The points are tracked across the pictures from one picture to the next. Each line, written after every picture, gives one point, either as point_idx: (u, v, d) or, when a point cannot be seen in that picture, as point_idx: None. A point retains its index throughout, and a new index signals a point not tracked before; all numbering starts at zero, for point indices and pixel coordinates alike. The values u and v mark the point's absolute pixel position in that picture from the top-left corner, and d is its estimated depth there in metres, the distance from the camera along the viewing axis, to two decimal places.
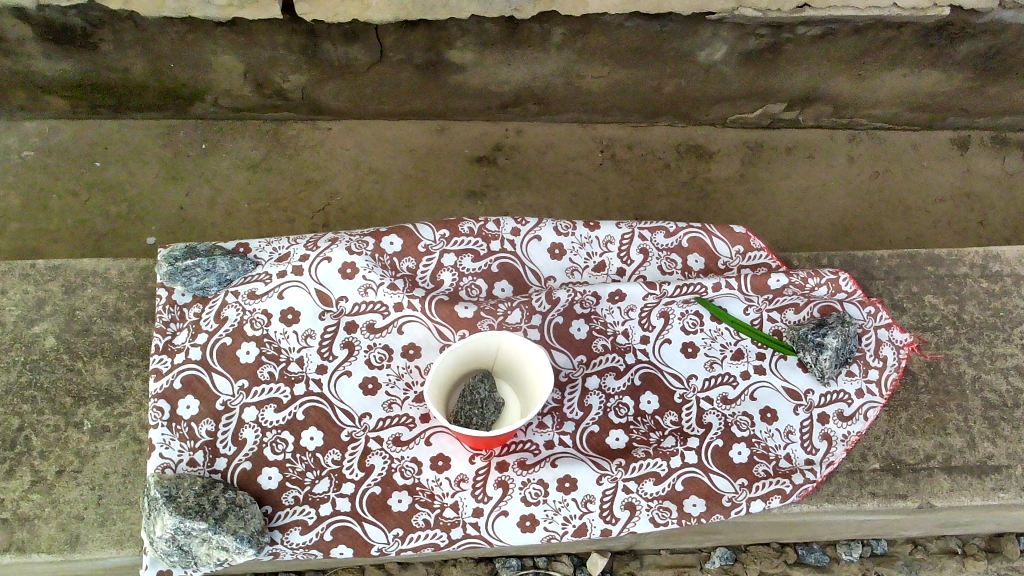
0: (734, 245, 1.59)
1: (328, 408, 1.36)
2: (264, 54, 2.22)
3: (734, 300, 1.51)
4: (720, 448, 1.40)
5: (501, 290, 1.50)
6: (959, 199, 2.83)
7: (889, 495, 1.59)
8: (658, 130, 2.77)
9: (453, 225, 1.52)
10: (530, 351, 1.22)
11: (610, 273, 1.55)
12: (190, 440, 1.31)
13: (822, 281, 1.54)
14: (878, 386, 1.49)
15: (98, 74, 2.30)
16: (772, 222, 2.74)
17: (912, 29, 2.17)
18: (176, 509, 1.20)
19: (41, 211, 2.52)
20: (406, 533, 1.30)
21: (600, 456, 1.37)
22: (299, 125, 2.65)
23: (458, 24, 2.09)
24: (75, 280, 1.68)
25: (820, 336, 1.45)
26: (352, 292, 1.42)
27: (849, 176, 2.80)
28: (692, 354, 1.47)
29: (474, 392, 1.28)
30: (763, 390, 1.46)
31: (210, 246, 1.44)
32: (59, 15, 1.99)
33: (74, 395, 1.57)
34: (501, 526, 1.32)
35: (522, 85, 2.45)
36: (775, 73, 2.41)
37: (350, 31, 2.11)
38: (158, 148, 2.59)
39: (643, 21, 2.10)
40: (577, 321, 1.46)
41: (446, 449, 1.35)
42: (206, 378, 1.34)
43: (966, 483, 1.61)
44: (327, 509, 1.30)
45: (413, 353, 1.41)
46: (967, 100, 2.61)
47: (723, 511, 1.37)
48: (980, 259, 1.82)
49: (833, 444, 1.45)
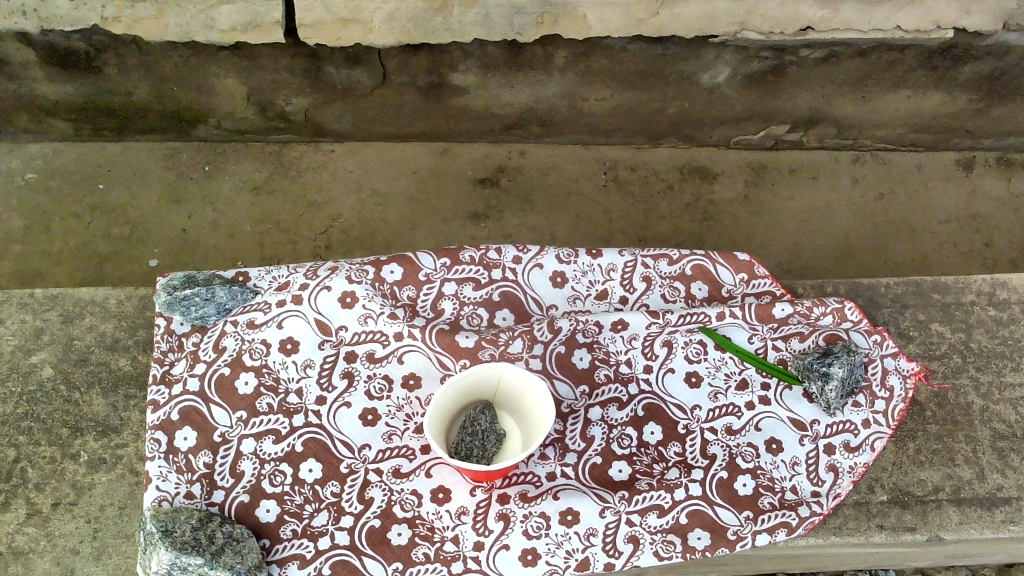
0: (738, 272, 1.58)
1: (328, 439, 1.34)
2: (267, 77, 2.23)
3: (738, 329, 1.50)
4: (725, 479, 1.38)
5: (503, 319, 1.49)
6: (963, 220, 2.82)
7: (897, 528, 1.56)
8: (661, 152, 2.77)
9: (454, 254, 1.51)
10: (530, 382, 1.20)
11: (612, 302, 1.54)
12: (188, 472, 1.30)
13: (828, 310, 1.51)
14: (884, 416, 1.47)
15: (102, 97, 2.31)
16: (775, 244, 2.73)
17: (915, 52, 2.17)
18: (172, 544, 1.17)
19: (43, 234, 2.52)
20: (406, 567, 1.28)
21: (603, 489, 1.34)
22: (301, 147, 2.65)
23: (461, 48, 2.09)
24: (73, 310, 1.67)
25: (826, 366, 1.43)
26: (351, 322, 1.41)
27: (853, 197, 2.79)
28: (696, 383, 1.46)
29: (475, 423, 1.26)
30: (768, 421, 1.44)
31: (208, 275, 1.44)
32: (63, 40, 2.00)
33: (71, 426, 1.56)
34: (502, 561, 1.29)
35: (525, 107, 2.45)
36: (778, 94, 2.41)
37: (353, 55, 2.11)
38: (161, 170, 2.60)
39: (646, 44, 2.10)
40: (579, 350, 1.45)
41: (446, 481, 1.33)
42: (204, 409, 1.33)
43: (976, 516, 1.59)
44: (325, 542, 1.28)
45: (413, 383, 1.40)
46: (971, 121, 2.61)
47: (728, 545, 1.33)
48: (987, 286, 1.81)
49: (839, 476, 1.43)
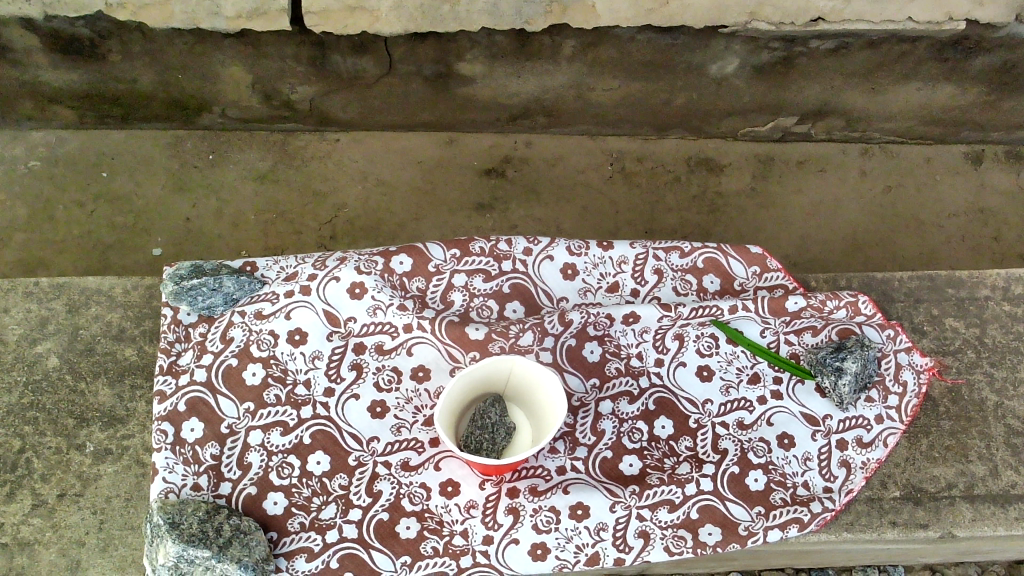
0: (751, 265, 1.56)
1: (336, 432, 1.33)
2: (272, 66, 2.20)
3: (750, 322, 1.48)
4: (736, 475, 1.36)
5: (513, 311, 1.47)
6: (973, 214, 2.79)
7: (910, 525, 1.55)
8: (670, 143, 2.74)
9: (464, 245, 1.49)
10: (542, 376, 1.18)
11: (623, 294, 1.52)
12: (195, 464, 1.28)
13: (841, 303, 1.50)
14: (898, 412, 1.45)
15: (106, 85, 2.29)
16: (784, 239, 2.71)
17: (927, 44, 2.13)
18: (180, 536, 1.17)
19: (47, 223, 2.51)
20: (414, 561, 1.26)
21: (613, 483, 1.33)
22: (307, 136, 2.63)
23: (468, 36, 2.06)
24: (78, 299, 1.65)
25: (839, 360, 1.41)
26: (360, 313, 1.39)
27: (862, 190, 2.77)
28: (707, 377, 1.44)
29: (485, 416, 1.25)
30: (780, 415, 1.43)
31: (216, 265, 1.43)
32: (67, 26, 1.97)
33: (76, 417, 1.55)
34: (511, 555, 1.28)
35: (533, 97, 2.43)
36: (788, 86, 2.38)
37: (359, 43, 2.08)
38: (165, 158, 2.57)
39: (655, 34, 2.07)
40: (590, 343, 1.43)
41: (455, 475, 1.31)
42: (211, 400, 1.32)
43: (989, 513, 1.57)
44: (333, 535, 1.26)
45: (423, 375, 1.38)
46: (981, 114, 2.57)
47: (739, 541, 1.32)
48: (1001, 281, 1.79)
49: (852, 472, 1.41)
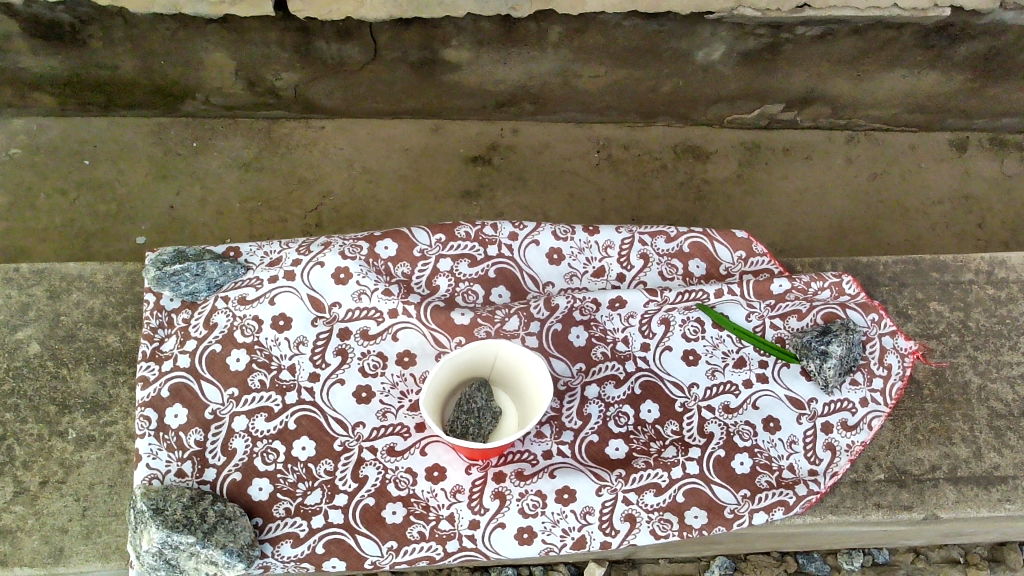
0: (736, 250, 1.56)
1: (321, 417, 1.32)
2: (256, 52, 2.18)
3: (736, 306, 1.48)
4: (721, 458, 1.37)
5: (499, 296, 1.47)
6: (958, 201, 2.81)
7: (893, 506, 1.57)
8: (658, 130, 2.73)
9: (449, 230, 1.48)
10: (527, 358, 1.17)
11: (609, 279, 1.52)
12: (178, 451, 1.27)
13: (825, 285, 1.51)
14: (882, 395, 1.45)
15: (88, 71, 2.26)
16: (773, 225, 2.72)
17: (912, 30, 2.13)
18: (163, 522, 1.16)
19: (29, 211, 2.48)
20: (401, 545, 1.27)
21: (600, 467, 1.33)
22: (293, 123, 2.61)
23: (453, 22, 2.04)
24: (59, 285, 1.63)
25: (824, 344, 1.42)
26: (345, 298, 1.38)
27: (849, 177, 2.78)
28: (693, 361, 1.44)
29: (471, 401, 1.23)
30: (766, 399, 1.43)
31: (199, 250, 1.40)
32: (47, 11, 1.95)
33: (59, 404, 1.54)
34: (498, 538, 1.28)
35: (520, 83, 2.41)
36: (774, 73, 2.37)
37: (344, 29, 2.06)
38: (150, 145, 2.55)
39: (641, 20, 2.06)
40: (576, 327, 1.43)
41: (441, 460, 1.31)
42: (195, 386, 1.31)
43: (972, 494, 1.60)
44: (319, 521, 1.26)
45: (408, 361, 1.37)
46: (968, 101, 2.58)
47: (725, 523, 1.33)
48: (985, 265, 1.79)
49: (837, 454, 1.42)
